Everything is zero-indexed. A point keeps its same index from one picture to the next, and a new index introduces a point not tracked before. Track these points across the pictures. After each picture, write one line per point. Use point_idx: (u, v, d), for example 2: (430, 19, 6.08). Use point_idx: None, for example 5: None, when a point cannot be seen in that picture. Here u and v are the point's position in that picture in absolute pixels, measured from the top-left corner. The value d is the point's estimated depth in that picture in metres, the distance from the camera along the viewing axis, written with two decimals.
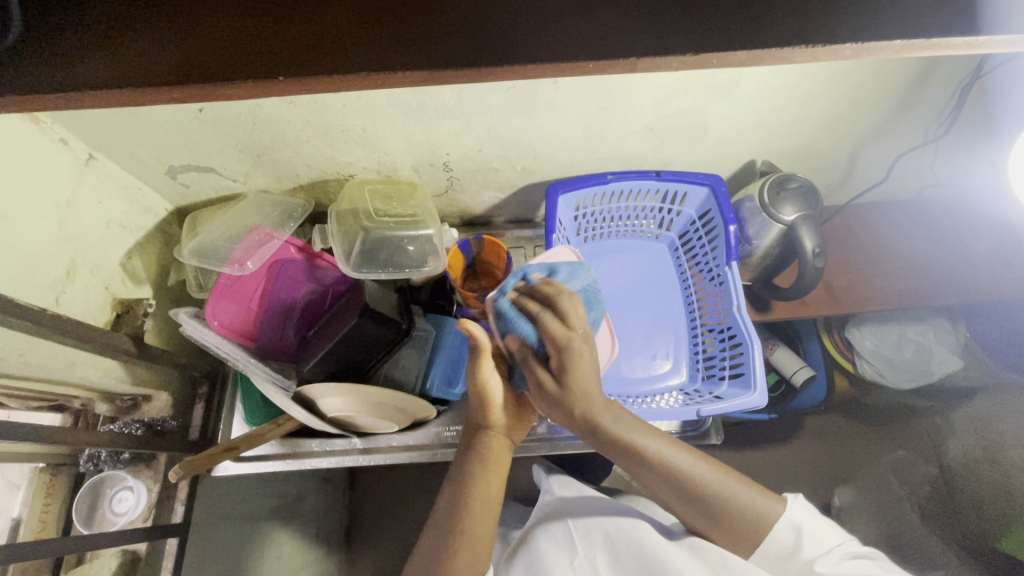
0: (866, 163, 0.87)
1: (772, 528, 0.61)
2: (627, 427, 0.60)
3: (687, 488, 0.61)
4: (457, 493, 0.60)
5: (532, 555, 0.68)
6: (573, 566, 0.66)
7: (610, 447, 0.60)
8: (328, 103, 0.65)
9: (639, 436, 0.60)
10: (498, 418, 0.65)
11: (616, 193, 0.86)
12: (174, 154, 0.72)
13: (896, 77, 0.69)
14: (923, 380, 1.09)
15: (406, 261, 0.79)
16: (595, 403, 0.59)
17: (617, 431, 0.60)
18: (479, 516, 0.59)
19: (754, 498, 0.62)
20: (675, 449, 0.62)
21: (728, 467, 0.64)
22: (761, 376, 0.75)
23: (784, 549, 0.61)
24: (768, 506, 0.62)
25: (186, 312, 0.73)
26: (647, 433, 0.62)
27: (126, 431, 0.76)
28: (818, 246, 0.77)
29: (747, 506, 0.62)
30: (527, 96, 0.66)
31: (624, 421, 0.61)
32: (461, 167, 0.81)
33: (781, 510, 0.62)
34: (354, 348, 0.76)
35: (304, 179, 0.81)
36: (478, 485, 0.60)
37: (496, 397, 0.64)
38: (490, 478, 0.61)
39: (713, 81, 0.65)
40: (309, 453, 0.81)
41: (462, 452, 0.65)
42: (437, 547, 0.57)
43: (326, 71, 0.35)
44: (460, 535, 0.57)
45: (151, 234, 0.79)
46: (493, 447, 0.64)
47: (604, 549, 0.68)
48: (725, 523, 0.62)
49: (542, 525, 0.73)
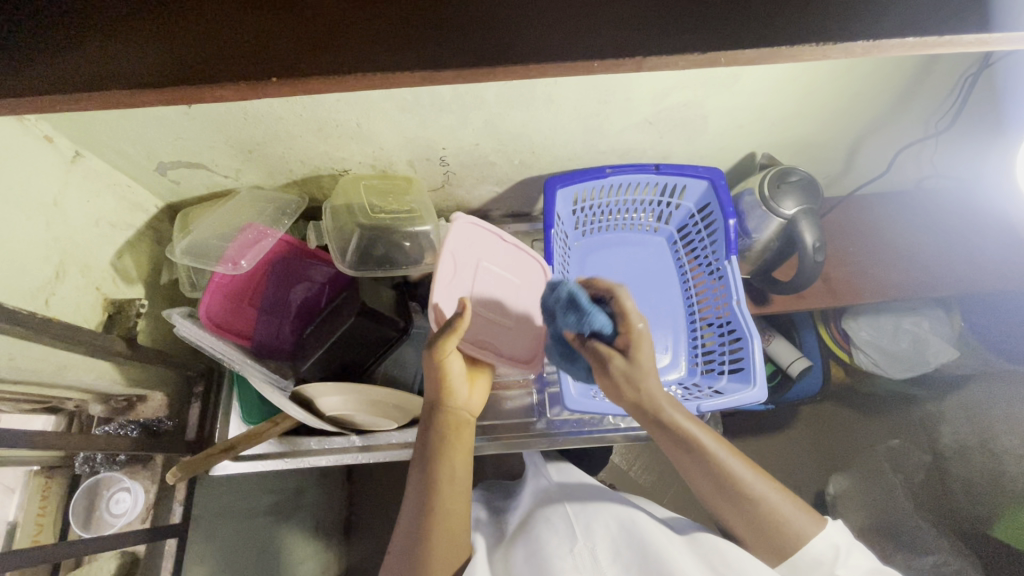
0: (866, 155, 0.87)
1: (806, 546, 0.57)
2: (688, 421, 0.62)
3: (733, 492, 0.60)
4: (424, 477, 0.59)
5: (532, 543, 0.63)
6: (573, 555, 0.60)
7: (665, 434, 0.63)
8: (322, 98, 0.63)
9: (696, 430, 0.62)
10: (455, 393, 0.63)
11: (615, 186, 0.85)
12: (163, 150, 0.70)
13: (901, 70, 0.68)
14: (919, 369, 1.10)
15: (402, 259, 0.78)
16: (659, 401, 0.62)
17: (675, 418, 0.62)
18: (450, 498, 0.58)
19: (790, 511, 0.59)
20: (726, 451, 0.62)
21: (768, 476, 0.62)
22: (761, 370, 0.75)
23: (817, 564, 0.57)
24: (803, 523, 0.58)
25: (180, 312, 0.71)
26: (699, 427, 0.63)
27: (122, 432, 0.75)
28: (818, 240, 0.76)
29: (781, 513, 0.59)
30: (525, 90, 0.64)
31: (682, 411, 0.63)
32: (458, 161, 0.80)
33: (818, 530, 0.58)
34: (352, 346, 0.75)
35: (297, 174, 0.80)
36: (443, 463, 0.59)
37: (451, 372, 0.63)
38: (454, 454, 0.60)
39: (714, 74, 0.64)
40: (307, 451, 0.81)
41: (422, 431, 0.63)
42: (412, 535, 0.57)
43: (320, 71, 0.34)
44: (433, 519, 0.56)
45: (142, 232, 0.78)
46: (450, 422, 0.62)
47: (605, 541, 0.62)
48: (756, 522, 0.59)
49: (543, 515, 0.68)
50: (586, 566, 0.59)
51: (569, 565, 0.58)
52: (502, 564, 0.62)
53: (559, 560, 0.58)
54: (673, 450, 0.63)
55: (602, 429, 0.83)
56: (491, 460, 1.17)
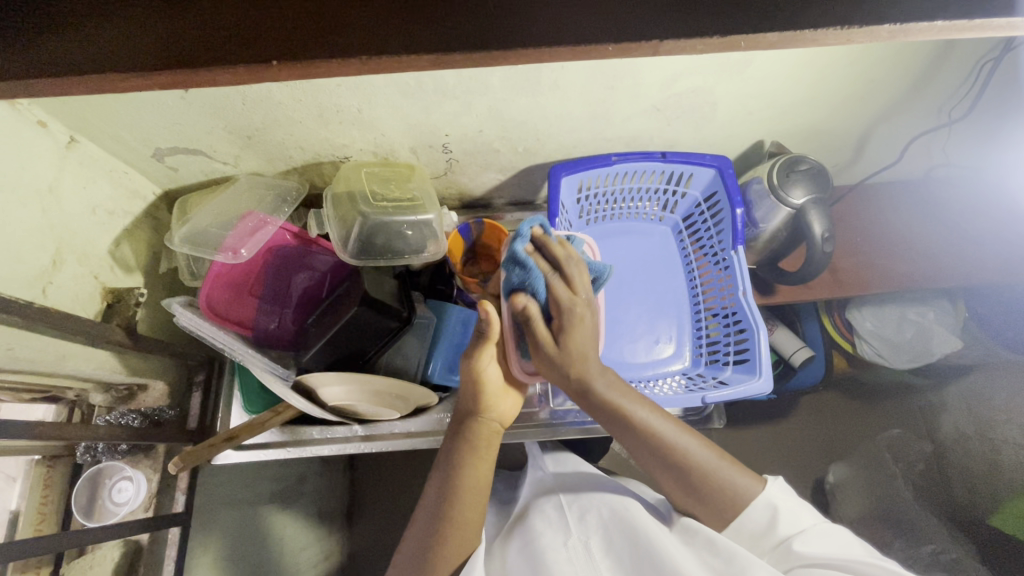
0: (876, 143, 0.85)
1: (749, 505, 0.58)
2: (620, 395, 0.59)
3: (671, 462, 0.59)
4: (446, 482, 0.58)
5: (526, 535, 0.62)
6: (566, 548, 0.60)
7: (600, 411, 0.59)
8: (323, 83, 0.62)
9: (630, 404, 0.59)
10: (490, 401, 0.63)
11: (621, 174, 0.84)
12: (160, 136, 0.68)
13: (916, 57, 0.66)
14: (922, 360, 1.09)
15: (405, 246, 0.76)
16: (590, 365, 0.58)
17: (607, 394, 0.58)
18: (469, 502, 0.57)
19: (732, 472, 0.59)
20: (663, 419, 0.60)
21: (710, 441, 0.61)
22: (766, 361, 0.74)
23: (757, 529, 0.58)
24: (747, 486, 0.59)
25: (180, 302, 0.70)
26: (635, 399, 0.60)
27: (123, 421, 0.73)
28: (828, 230, 0.75)
29: (726, 482, 0.59)
30: (531, 75, 0.63)
31: (616, 386, 0.59)
32: (461, 148, 0.78)
33: (759, 489, 0.59)
34: (354, 336, 0.74)
35: (297, 161, 0.78)
36: (467, 469, 0.58)
37: (488, 379, 0.62)
38: (479, 464, 0.59)
39: (724, 59, 0.62)
40: (310, 441, 0.80)
41: (451, 435, 0.62)
42: (426, 535, 0.56)
43: (323, 55, 0.33)
44: (450, 518, 0.56)
45: (140, 219, 0.77)
46: (482, 432, 0.61)
47: (597, 531, 0.62)
48: (705, 496, 0.59)
49: (537, 507, 0.68)
50: (579, 558, 0.59)
51: (563, 558, 0.58)
52: (499, 556, 0.62)
53: (553, 552, 0.58)
54: (609, 425, 0.61)
55: None
56: None
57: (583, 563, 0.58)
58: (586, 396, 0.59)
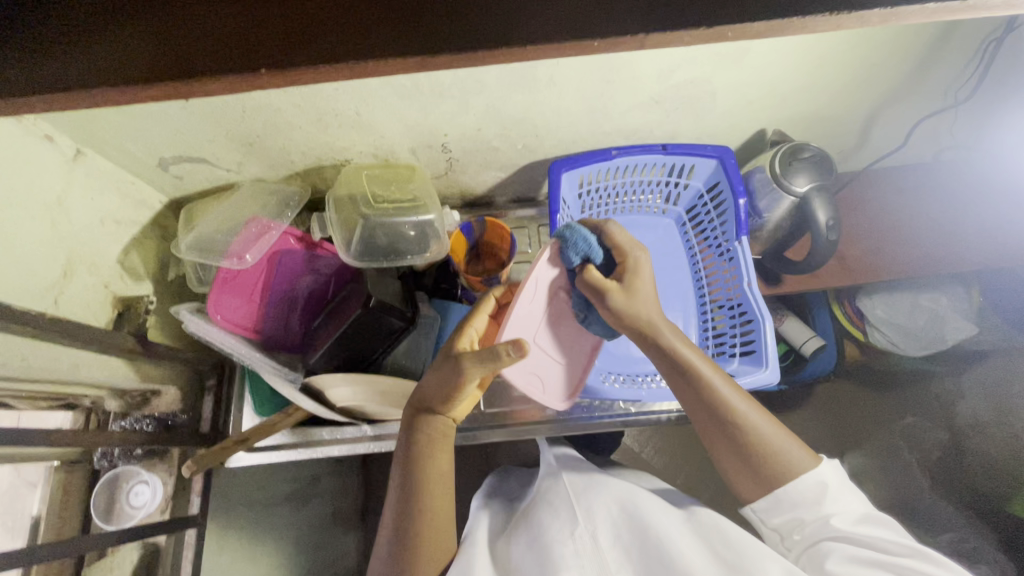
0: (882, 128, 0.84)
1: (799, 478, 0.56)
2: (688, 351, 0.61)
3: (728, 420, 0.58)
4: (406, 482, 0.58)
5: (532, 530, 0.62)
6: (574, 539, 0.59)
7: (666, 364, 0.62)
8: (320, 88, 0.62)
9: (697, 362, 0.61)
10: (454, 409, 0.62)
11: (621, 168, 0.83)
12: (163, 146, 0.69)
13: (919, 38, 0.65)
14: (935, 347, 1.08)
15: (407, 247, 0.78)
16: (657, 320, 0.61)
17: (674, 345, 0.61)
18: (433, 501, 0.58)
19: (787, 445, 0.58)
20: (725, 381, 0.60)
21: (771, 414, 0.60)
22: (772, 353, 0.74)
23: (802, 499, 0.56)
24: (800, 458, 0.57)
25: (188, 308, 0.70)
26: (702, 358, 0.61)
27: (137, 426, 0.75)
28: (833, 218, 0.74)
29: (780, 454, 0.57)
30: (527, 71, 0.63)
31: (684, 340, 0.62)
32: (461, 148, 0.79)
33: (812, 465, 0.57)
34: (359, 337, 0.74)
35: (299, 166, 0.79)
36: (424, 477, 0.58)
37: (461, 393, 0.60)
38: (434, 469, 0.59)
39: (721, 48, 0.61)
40: (320, 442, 0.81)
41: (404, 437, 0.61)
42: (399, 531, 0.57)
43: (308, 63, 0.33)
44: (410, 523, 0.57)
45: (148, 228, 0.78)
46: (437, 432, 0.60)
47: (606, 525, 0.61)
48: (755, 464, 0.58)
49: (543, 500, 0.67)
50: (586, 550, 0.58)
51: (569, 551, 0.57)
52: (505, 551, 0.61)
53: (560, 547, 0.57)
54: (674, 381, 0.62)
55: (612, 414, 0.84)
56: (504, 445, 1.17)
57: (590, 555, 0.58)
58: (654, 348, 0.62)
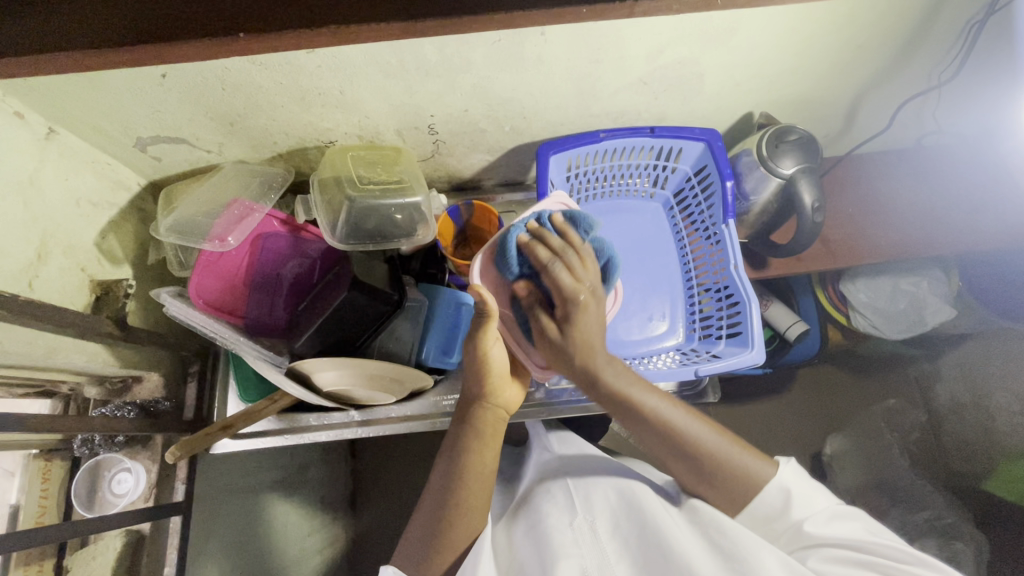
0: (866, 112, 0.84)
1: (764, 490, 0.59)
2: (630, 384, 0.62)
3: (681, 444, 0.60)
4: (451, 466, 0.60)
5: (532, 517, 0.64)
6: (571, 529, 0.60)
7: (612, 399, 0.62)
8: (303, 63, 0.61)
9: (640, 394, 0.61)
10: (497, 386, 0.65)
11: (609, 151, 0.83)
12: (140, 124, 0.67)
13: (905, 18, 0.65)
14: (915, 330, 1.10)
15: (395, 231, 0.77)
16: (597, 357, 0.61)
17: (617, 383, 0.61)
18: (470, 492, 0.59)
19: (746, 458, 0.60)
20: (675, 406, 0.62)
21: (724, 429, 0.62)
22: (758, 334, 0.74)
23: (771, 511, 0.59)
24: (759, 467, 0.60)
25: (169, 291, 0.68)
26: (644, 387, 0.62)
27: (119, 414, 0.74)
28: (818, 200, 0.74)
29: (741, 468, 0.60)
30: (514, 48, 0.62)
31: (625, 376, 0.62)
32: (447, 129, 0.78)
33: (771, 473, 0.60)
34: (348, 320, 0.74)
35: (281, 147, 0.77)
36: (472, 458, 0.60)
37: (493, 363, 0.64)
38: (481, 451, 0.61)
39: (710, 25, 0.61)
40: (307, 427, 0.81)
41: (456, 427, 0.64)
42: (431, 526, 0.59)
43: (291, 26, 0.36)
44: (454, 505, 0.58)
45: (126, 211, 0.76)
46: (488, 420, 0.63)
47: (604, 514, 0.62)
48: (722, 482, 0.60)
49: (542, 489, 0.69)
50: (585, 540, 0.59)
51: (568, 539, 0.58)
52: (506, 539, 0.63)
53: (558, 536, 0.58)
54: (622, 414, 0.62)
55: None
56: None
57: (588, 543, 0.59)
58: (592, 382, 0.62)
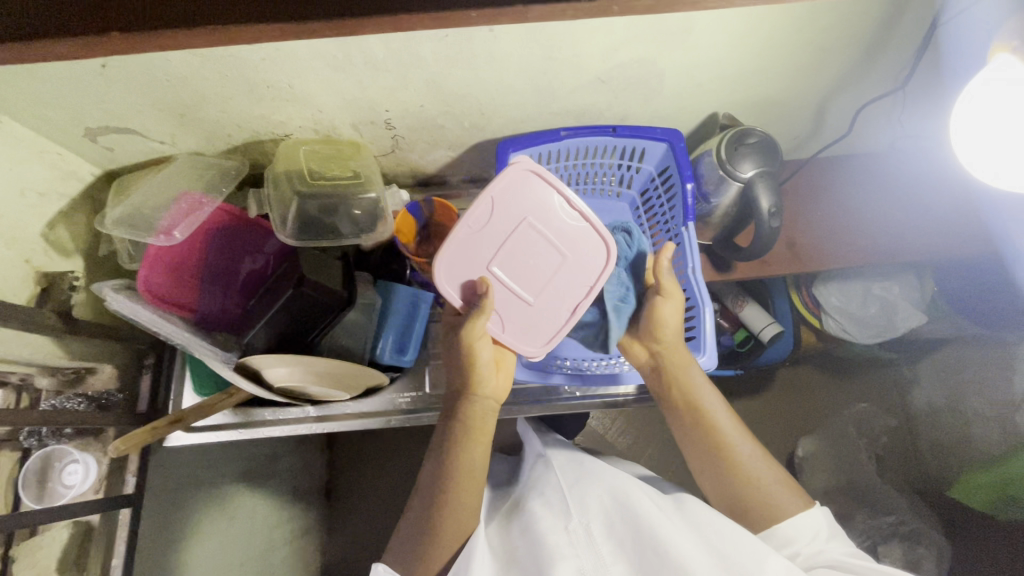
0: (834, 115, 0.83)
1: (786, 522, 0.62)
2: (693, 390, 0.70)
3: (723, 455, 0.67)
4: (444, 461, 0.66)
5: (525, 520, 0.62)
6: (566, 532, 0.59)
7: (674, 400, 0.71)
8: (246, 57, 0.60)
9: (707, 401, 0.70)
10: (480, 381, 0.70)
11: (572, 150, 0.82)
12: (87, 114, 0.66)
13: (866, 21, 0.64)
14: (885, 335, 1.09)
15: (349, 227, 0.76)
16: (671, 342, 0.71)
17: (681, 381, 0.71)
18: (464, 487, 0.64)
19: (775, 493, 0.64)
20: (725, 421, 0.69)
21: (771, 463, 0.68)
22: (710, 339, 0.74)
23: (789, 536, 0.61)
24: (785, 502, 0.64)
25: (111, 286, 0.66)
26: (714, 397, 0.70)
27: (69, 405, 0.72)
28: (774, 205, 0.73)
29: (762, 495, 0.64)
30: (463, 44, 0.61)
31: (692, 380, 0.71)
32: (405, 125, 0.76)
33: (800, 509, 0.63)
34: (297, 315, 0.73)
35: (236, 139, 0.76)
36: (464, 452, 0.66)
37: (479, 359, 0.69)
38: (473, 445, 0.67)
39: (662, 26, 0.60)
40: (263, 422, 0.82)
41: (448, 420, 0.70)
42: (422, 521, 0.63)
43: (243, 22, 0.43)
44: (443, 504, 0.63)
45: (78, 201, 0.75)
46: (476, 412, 0.69)
47: (599, 517, 0.61)
48: (745, 513, 0.65)
49: (537, 492, 0.67)
50: (581, 542, 0.58)
51: (562, 542, 0.57)
52: (502, 542, 0.63)
53: (553, 537, 0.57)
54: (678, 421, 0.71)
55: (556, 398, 0.84)
56: None
57: (583, 546, 0.58)
58: (663, 382, 0.72)
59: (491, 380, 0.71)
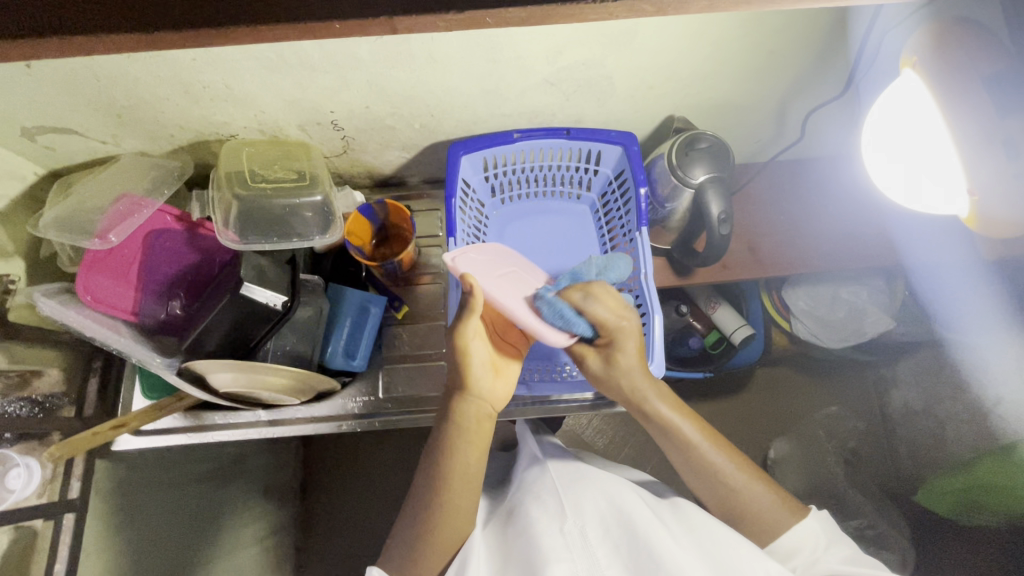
0: (795, 119, 0.81)
1: (787, 532, 0.59)
2: (670, 411, 0.64)
3: (712, 475, 0.62)
4: (436, 467, 0.61)
5: (519, 521, 0.59)
6: (563, 534, 0.56)
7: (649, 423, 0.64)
8: (177, 58, 0.58)
9: (680, 423, 0.63)
10: (473, 379, 0.64)
11: (527, 152, 0.80)
12: (19, 114, 0.65)
13: (815, 25, 0.62)
14: (855, 340, 1.09)
15: (294, 229, 0.74)
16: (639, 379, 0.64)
17: (660, 410, 0.64)
18: (459, 490, 0.60)
19: (771, 500, 0.61)
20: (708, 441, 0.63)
21: (757, 470, 0.64)
22: (658, 347, 0.73)
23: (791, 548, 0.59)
24: (785, 513, 0.60)
25: (42, 291, 0.65)
26: (687, 419, 0.64)
27: (11, 410, 0.70)
28: (725, 211, 0.72)
29: (760, 508, 0.61)
30: (400, 46, 0.59)
31: (669, 400, 0.64)
32: (353, 126, 0.75)
33: (798, 514, 0.61)
34: (239, 318, 0.72)
35: (181, 140, 0.75)
36: (456, 455, 0.61)
37: (472, 358, 0.64)
38: (467, 449, 0.62)
39: (604, 29, 0.58)
40: (212, 426, 0.81)
41: (441, 420, 0.65)
42: (410, 532, 0.59)
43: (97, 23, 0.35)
44: (426, 512, 0.60)
45: (18, 202, 0.73)
46: (472, 413, 0.64)
47: (595, 520, 0.58)
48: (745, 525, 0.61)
49: (530, 492, 0.64)
50: (576, 545, 0.55)
51: (559, 544, 0.54)
52: (496, 543, 0.59)
53: (550, 539, 0.54)
54: (656, 440, 0.65)
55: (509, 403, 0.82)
56: None
57: (578, 548, 0.55)
58: (642, 414, 0.65)
59: (485, 377, 0.65)
